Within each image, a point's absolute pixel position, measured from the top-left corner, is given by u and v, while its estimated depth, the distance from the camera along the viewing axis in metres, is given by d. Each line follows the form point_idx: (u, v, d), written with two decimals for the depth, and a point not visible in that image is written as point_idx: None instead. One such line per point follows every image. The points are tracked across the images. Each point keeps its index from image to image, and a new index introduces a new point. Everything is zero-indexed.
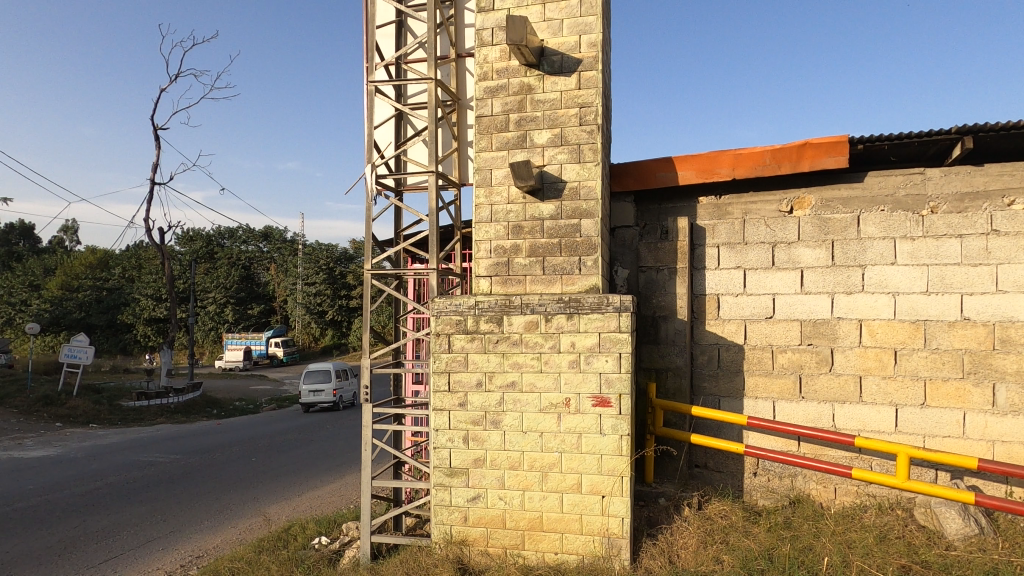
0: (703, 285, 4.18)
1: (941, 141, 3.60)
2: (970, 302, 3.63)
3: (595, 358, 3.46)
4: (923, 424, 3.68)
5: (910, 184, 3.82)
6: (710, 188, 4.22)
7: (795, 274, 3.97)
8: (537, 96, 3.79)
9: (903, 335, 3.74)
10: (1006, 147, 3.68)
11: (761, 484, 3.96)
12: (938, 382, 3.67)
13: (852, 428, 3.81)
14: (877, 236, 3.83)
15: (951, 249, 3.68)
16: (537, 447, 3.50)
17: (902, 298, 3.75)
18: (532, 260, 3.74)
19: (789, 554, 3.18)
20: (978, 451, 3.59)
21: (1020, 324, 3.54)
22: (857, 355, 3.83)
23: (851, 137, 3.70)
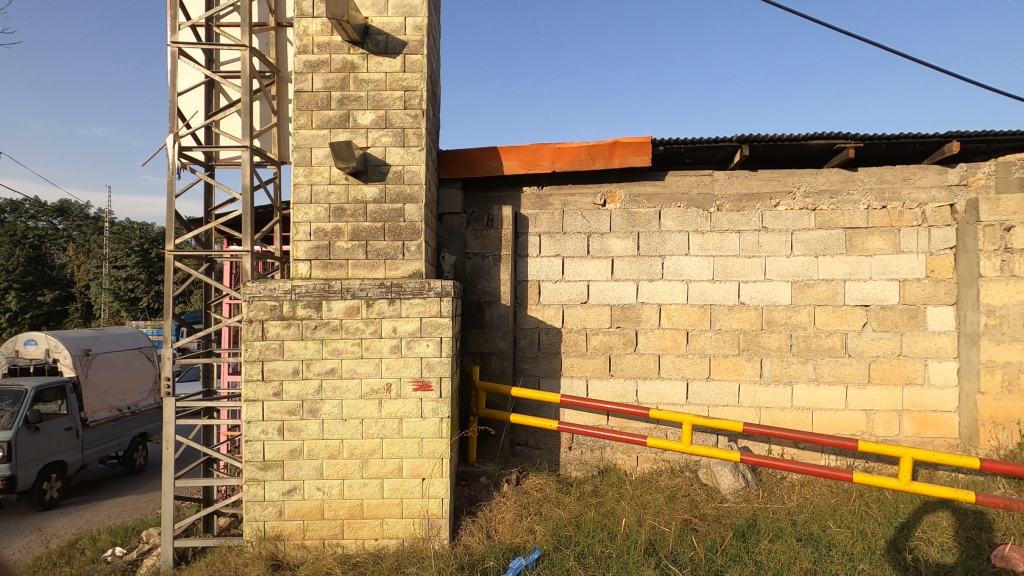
0: (525, 272, 4.38)
1: (726, 147, 4.06)
2: (746, 288, 4.20)
3: (416, 342, 3.47)
4: (707, 395, 4.20)
5: (701, 184, 4.32)
6: (532, 178, 4.42)
7: (606, 262, 4.30)
8: (360, 75, 3.67)
9: (693, 318, 4.23)
10: (775, 157, 4.26)
11: (575, 457, 4.27)
12: (719, 358, 4.21)
13: (651, 401, 4.24)
14: (674, 229, 4.27)
15: (732, 243, 4.22)
16: (357, 434, 3.44)
17: (694, 286, 4.24)
18: (354, 243, 3.65)
19: (593, 518, 3.45)
20: (749, 417, 4.18)
21: (781, 307, 4.17)
22: (656, 336, 4.25)
23: (654, 139, 4.05)
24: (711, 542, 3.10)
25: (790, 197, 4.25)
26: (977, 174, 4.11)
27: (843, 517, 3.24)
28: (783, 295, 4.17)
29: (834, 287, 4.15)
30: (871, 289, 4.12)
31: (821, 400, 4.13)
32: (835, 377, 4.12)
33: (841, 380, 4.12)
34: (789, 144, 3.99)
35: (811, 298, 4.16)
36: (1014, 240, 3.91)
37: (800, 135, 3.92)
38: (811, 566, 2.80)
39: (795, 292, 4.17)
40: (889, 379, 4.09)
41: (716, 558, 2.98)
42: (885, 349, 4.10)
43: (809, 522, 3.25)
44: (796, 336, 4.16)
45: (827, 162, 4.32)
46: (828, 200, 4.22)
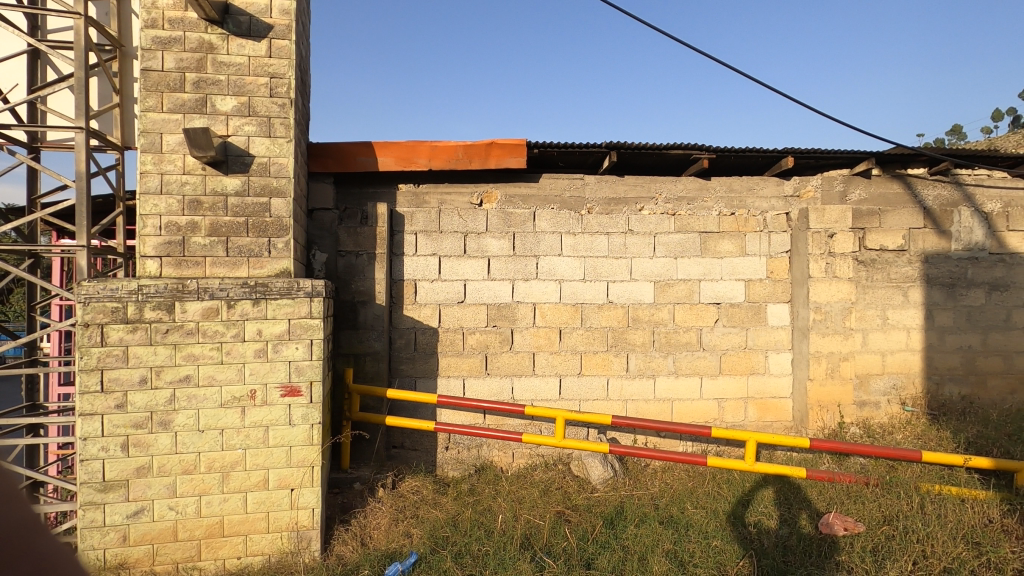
0: (401, 271, 4.29)
1: (596, 153, 4.24)
2: (614, 288, 4.43)
3: (284, 345, 3.27)
4: (579, 390, 4.38)
5: (572, 187, 4.49)
6: (408, 176, 4.35)
7: (483, 262, 4.33)
8: (219, 56, 3.38)
9: (566, 317, 4.38)
10: (640, 164, 4.53)
11: (452, 457, 4.28)
12: (590, 355, 4.40)
13: (526, 398, 4.34)
14: (548, 230, 4.40)
15: (601, 244, 4.43)
16: (216, 446, 3.18)
17: (566, 285, 4.39)
18: (213, 239, 3.36)
19: (470, 517, 3.46)
20: (616, 409, 4.41)
21: (645, 305, 4.45)
22: (531, 334, 4.35)
23: (529, 141, 4.13)
24: (583, 532, 3.22)
25: (653, 202, 4.53)
26: (808, 186, 4.64)
27: (699, 498, 3.50)
28: (646, 293, 4.45)
29: (690, 287, 4.49)
30: (722, 288, 4.52)
31: (680, 391, 4.46)
32: (692, 369, 4.47)
33: (697, 372, 4.47)
34: (651, 153, 4.25)
35: (671, 297, 4.47)
36: (835, 245, 4.48)
37: (662, 144, 4.19)
38: (671, 546, 2.99)
39: (657, 291, 4.46)
40: (737, 370, 4.51)
41: (587, 547, 3.10)
42: (733, 343, 4.51)
43: (669, 505, 3.49)
44: (658, 333, 4.46)
45: (685, 170, 4.66)
46: (686, 206, 4.56)
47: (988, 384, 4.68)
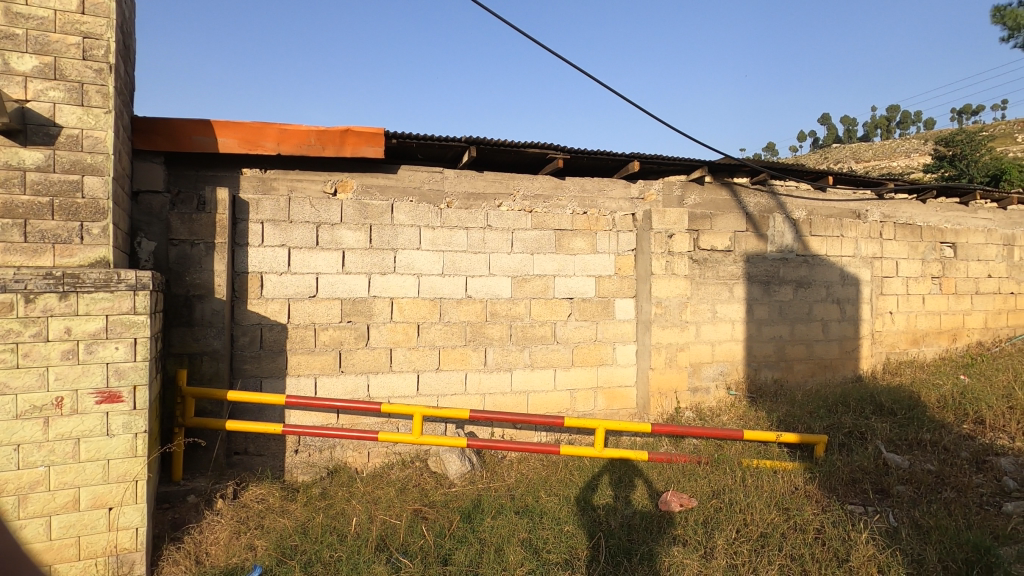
0: (245, 262, 3.95)
1: (455, 147, 4.22)
2: (472, 282, 4.45)
3: (99, 346, 2.86)
4: (437, 385, 4.34)
5: (432, 181, 4.44)
6: (253, 160, 4.02)
7: (337, 254, 4.12)
8: (15, 6, 2.87)
9: (424, 311, 4.32)
10: (498, 160, 4.58)
11: (302, 460, 4.05)
12: (448, 349, 4.37)
13: (382, 395, 4.22)
14: (406, 223, 4.29)
15: (460, 239, 4.42)
16: (10, 465, 2.70)
17: (425, 279, 4.33)
18: (7, 222, 2.85)
19: (322, 523, 3.27)
20: (474, 403, 4.44)
21: (502, 300, 4.52)
22: (388, 330, 4.23)
23: (386, 131, 4.00)
24: (440, 528, 3.18)
25: (511, 199, 4.61)
26: (651, 189, 4.99)
27: (552, 486, 3.62)
28: (504, 288, 4.52)
29: (545, 282, 4.64)
30: (575, 284, 4.72)
31: (535, 383, 4.59)
32: (546, 362, 4.62)
33: (551, 364, 4.63)
34: (510, 150, 4.33)
35: (527, 292, 4.59)
36: (674, 245, 4.87)
37: (520, 142, 4.27)
38: (526, 535, 3.05)
39: (514, 286, 4.55)
40: (588, 362, 4.74)
41: (444, 543, 3.07)
42: (585, 336, 4.74)
43: (524, 495, 3.56)
44: (515, 327, 4.55)
45: (541, 169, 4.80)
46: (541, 204, 4.70)
47: (794, 368, 5.38)
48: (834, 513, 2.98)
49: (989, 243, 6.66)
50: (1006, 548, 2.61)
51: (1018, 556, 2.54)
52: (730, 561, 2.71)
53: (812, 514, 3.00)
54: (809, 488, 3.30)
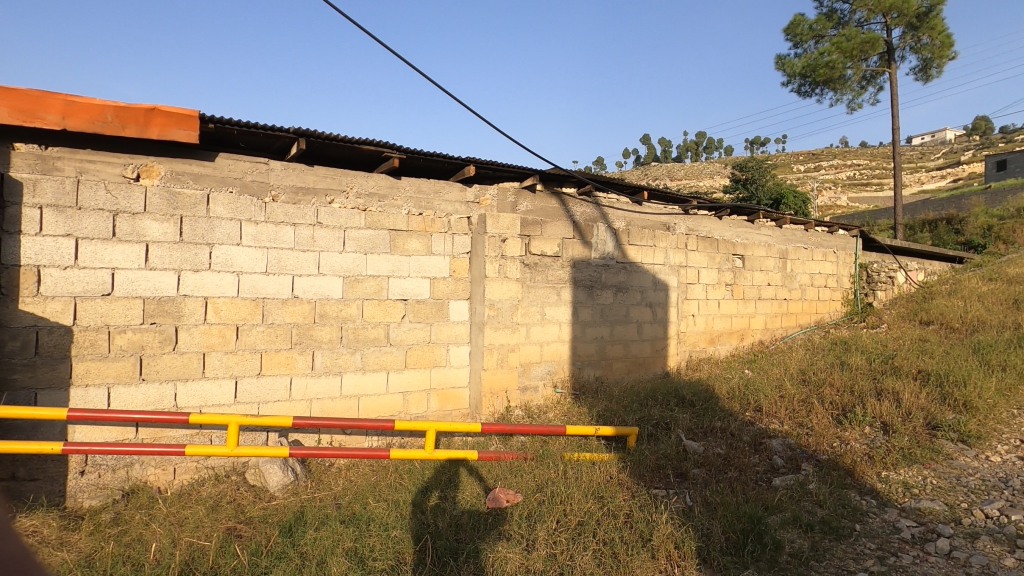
0: (17, 254, 3.35)
1: (283, 137, 3.97)
2: (300, 282, 4.21)
3: None
4: (258, 392, 4.04)
5: (255, 172, 4.13)
6: (30, 134, 3.43)
7: (139, 248, 3.66)
8: None
9: (244, 312, 4.00)
10: (330, 155, 4.39)
11: (90, 483, 3.53)
12: (271, 353, 4.09)
13: (192, 404, 3.82)
14: (224, 216, 3.94)
15: (287, 236, 4.16)
16: None
17: (245, 278, 4.01)
18: None
19: (112, 552, 2.87)
20: (300, 410, 4.20)
21: (333, 301, 4.33)
22: (200, 332, 3.85)
23: (202, 114, 3.64)
24: (255, 545, 2.95)
25: (343, 196, 4.44)
26: (486, 194, 5.11)
27: (381, 491, 3.54)
28: (335, 289, 4.34)
29: (379, 283, 4.54)
30: (409, 285, 4.67)
31: (367, 387, 4.46)
32: (379, 365, 4.51)
33: (383, 367, 4.53)
34: (343, 145, 4.17)
35: (359, 293, 4.44)
36: (507, 249, 5.02)
37: (353, 138, 4.16)
38: (351, 544, 2.95)
39: (346, 286, 4.39)
40: (421, 363, 4.72)
41: (260, 561, 2.85)
42: (418, 337, 4.71)
43: (351, 503, 3.44)
44: (346, 328, 4.39)
45: (376, 167, 4.70)
46: (376, 203, 4.59)
47: (613, 366, 5.84)
48: (641, 498, 3.26)
49: (768, 256, 7.79)
50: (773, 517, 3.04)
51: (782, 523, 2.99)
52: (549, 551, 2.84)
53: (623, 500, 3.26)
54: (621, 476, 3.58)
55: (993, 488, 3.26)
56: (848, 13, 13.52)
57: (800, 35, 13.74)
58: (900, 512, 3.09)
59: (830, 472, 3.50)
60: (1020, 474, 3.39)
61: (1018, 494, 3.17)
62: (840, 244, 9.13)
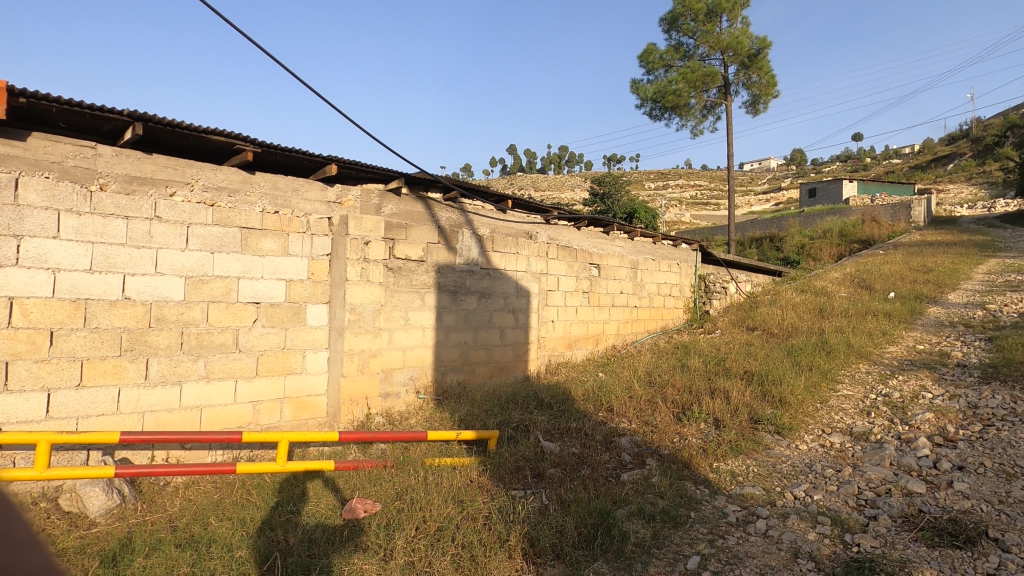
0: None
1: (115, 120, 3.56)
2: (132, 282, 3.78)
3: None
4: (77, 406, 3.56)
5: (79, 156, 3.66)
6: None
7: None
8: None
9: (62, 315, 3.51)
10: (173, 143, 4.01)
11: None
12: (94, 361, 3.63)
13: None
14: (38, 205, 3.46)
15: (117, 230, 3.73)
16: None
17: (64, 276, 3.53)
18: None
19: None
20: (130, 425, 3.77)
21: (172, 303, 3.94)
22: (3, 338, 3.32)
23: (11, 86, 3.16)
24: None
25: (187, 188, 4.07)
26: (348, 196, 4.94)
27: (225, 510, 3.28)
28: (175, 290, 3.95)
29: (228, 285, 4.21)
30: (262, 288, 4.39)
31: (210, 397, 4.10)
32: (225, 373, 4.17)
33: (231, 375, 4.20)
34: (188, 133, 3.83)
35: (204, 294, 4.09)
36: (369, 252, 4.90)
37: (199, 126, 3.83)
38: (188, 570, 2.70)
39: (188, 287, 4.01)
40: (274, 371, 4.44)
41: None
42: (272, 343, 4.43)
43: (189, 525, 3.14)
44: (188, 333, 4.01)
45: (227, 160, 4.37)
46: (226, 198, 4.25)
47: (476, 371, 5.90)
48: (500, 500, 3.32)
49: (621, 266, 8.33)
50: (620, 510, 3.24)
51: (628, 515, 3.19)
52: (407, 560, 2.80)
53: (482, 502, 3.30)
54: (481, 479, 3.62)
55: (800, 473, 3.74)
56: (692, 47, 14.87)
57: (653, 63, 14.89)
58: (728, 498, 3.44)
59: (670, 465, 3.80)
60: (821, 460, 3.91)
61: (819, 477, 3.66)
62: (683, 257, 9.99)
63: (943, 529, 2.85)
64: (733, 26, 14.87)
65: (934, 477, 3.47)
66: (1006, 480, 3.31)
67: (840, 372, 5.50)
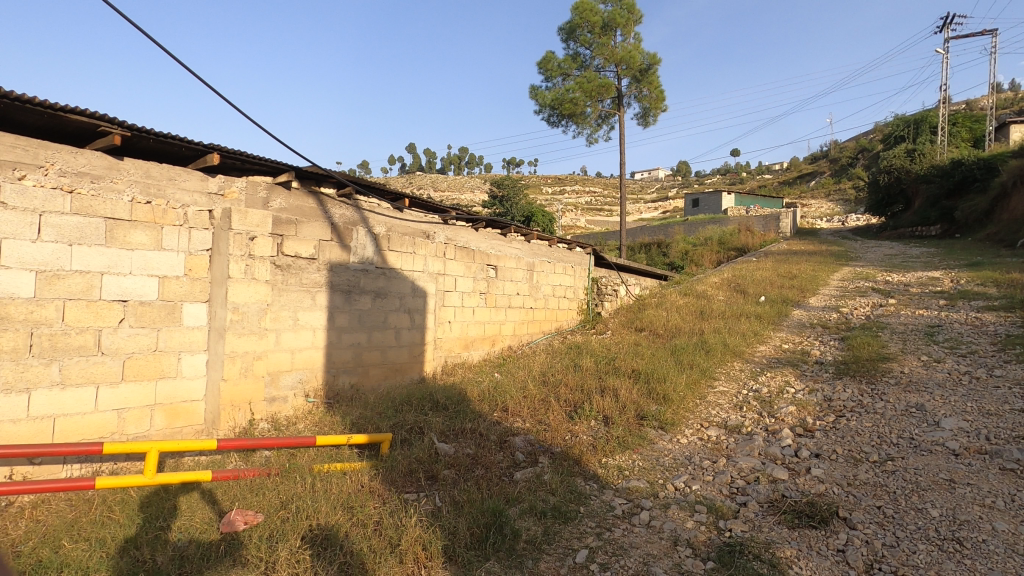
0: None
1: None
2: None
3: None
4: None
5: None
6: None
7: None
8: None
9: None
10: (23, 121, 3.57)
11: None
12: None
13: None
14: None
15: None
16: None
17: None
18: None
19: None
20: None
21: (20, 301, 3.50)
22: None
23: None
24: None
25: (40, 172, 3.63)
26: (232, 187, 4.64)
27: (82, 530, 2.96)
28: (24, 286, 3.52)
29: (89, 281, 3.80)
30: (131, 284, 4.01)
31: (66, 405, 3.69)
32: (84, 378, 3.77)
33: (92, 381, 3.80)
34: (42, 110, 3.43)
35: (60, 291, 3.67)
36: (255, 248, 4.64)
37: (56, 104, 3.45)
38: None
39: (40, 283, 3.59)
40: (143, 375, 4.07)
41: None
42: (141, 345, 4.06)
43: (37, 549, 2.80)
44: (38, 334, 3.58)
45: (89, 143, 3.96)
46: (88, 184, 3.85)
47: (369, 373, 5.74)
48: (391, 504, 3.25)
49: (518, 267, 8.46)
50: (512, 509, 3.28)
51: (520, 513, 3.24)
52: (291, 571, 2.66)
53: (372, 508, 3.21)
54: (372, 484, 3.53)
55: (681, 464, 3.97)
56: (589, 57, 15.37)
57: (551, 70, 15.25)
58: (615, 492, 3.59)
59: (562, 462, 3.90)
60: (699, 452, 4.18)
61: (697, 468, 3.90)
62: (577, 260, 10.31)
63: (802, 511, 3.13)
64: (626, 41, 15.58)
65: (795, 464, 3.80)
66: (854, 465, 3.70)
67: (717, 370, 5.90)
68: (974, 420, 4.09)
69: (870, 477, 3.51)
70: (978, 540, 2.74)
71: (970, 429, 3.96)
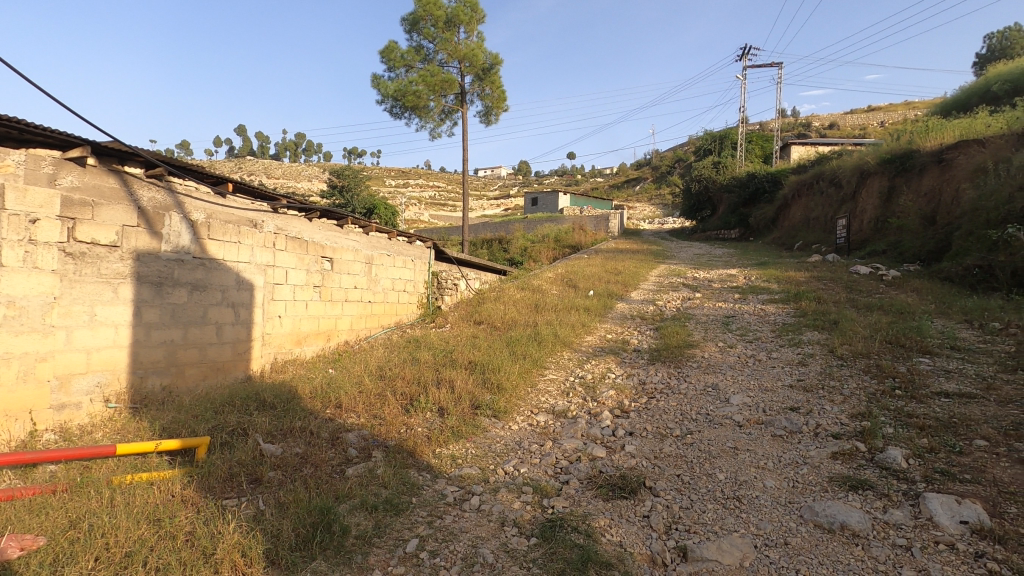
0: None
1: None
2: None
3: None
4: None
5: None
6: None
7: None
8: None
9: None
10: None
11: None
12: None
13: None
14: None
15: None
16: None
17: None
18: None
19: None
20: None
21: None
22: None
23: None
24: None
25: None
26: (6, 159, 3.91)
27: None
28: None
29: None
30: None
31: None
32: None
33: None
34: None
35: None
36: (37, 232, 4.02)
37: None
38: None
39: None
40: None
41: None
42: None
43: None
44: None
45: None
46: None
47: (185, 373, 5.23)
48: (206, 512, 3.00)
49: (355, 260, 8.22)
50: (342, 506, 3.20)
51: (349, 509, 3.17)
52: None
53: (184, 518, 2.94)
54: (186, 492, 3.23)
55: (511, 450, 4.15)
56: (432, 51, 15.34)
57: (393, 61, 14.99)
58: (447, 481, 3.65)
59: (395, 455, 3.88)
60: (529, 437, 4.40)
61: (526, 452, 4.11)
62: (419, 253, 10.27)
63: (615, 484, 3.44)
64: (469, 38, 15.79)
65: (611, 443, 4.16)
66: (660, 440, 4.14)
67: (548, 360, 6.25)
68: (755, 396, 4.78)
69: (672, 450, 3.96)
70: (753, 496, 3.22)
71: (752, 404, 4.62)
